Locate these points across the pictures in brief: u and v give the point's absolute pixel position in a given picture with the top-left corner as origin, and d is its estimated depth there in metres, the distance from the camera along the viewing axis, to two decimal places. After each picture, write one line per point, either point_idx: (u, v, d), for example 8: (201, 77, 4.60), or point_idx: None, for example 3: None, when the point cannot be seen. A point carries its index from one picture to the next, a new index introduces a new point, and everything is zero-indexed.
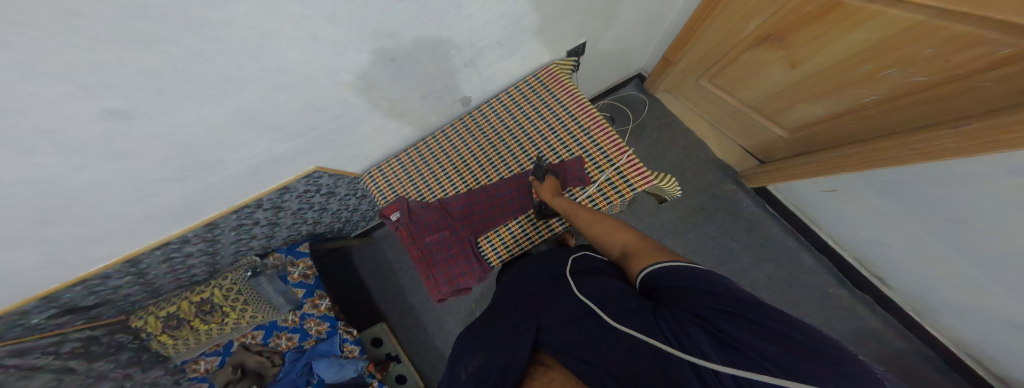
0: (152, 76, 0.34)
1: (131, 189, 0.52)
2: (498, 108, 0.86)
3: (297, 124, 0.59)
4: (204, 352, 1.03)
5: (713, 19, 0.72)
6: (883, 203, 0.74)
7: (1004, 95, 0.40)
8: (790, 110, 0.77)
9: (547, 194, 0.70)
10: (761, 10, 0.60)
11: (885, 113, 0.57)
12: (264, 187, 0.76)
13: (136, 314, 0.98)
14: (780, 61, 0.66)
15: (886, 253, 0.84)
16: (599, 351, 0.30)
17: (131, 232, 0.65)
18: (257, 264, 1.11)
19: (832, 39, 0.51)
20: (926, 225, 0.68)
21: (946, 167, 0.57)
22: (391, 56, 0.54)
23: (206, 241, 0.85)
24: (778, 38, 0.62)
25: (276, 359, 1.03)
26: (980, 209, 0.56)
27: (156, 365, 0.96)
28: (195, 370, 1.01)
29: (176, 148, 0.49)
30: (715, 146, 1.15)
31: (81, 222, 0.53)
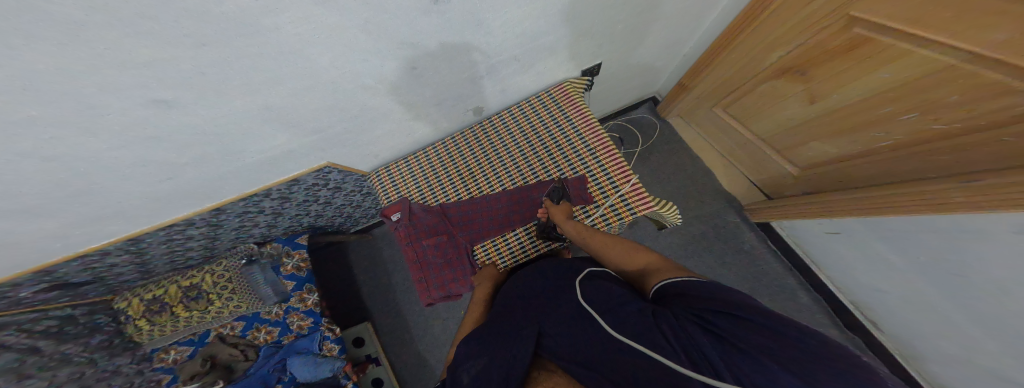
0: (199, 73, 0.35)
1: (148, 176, 0.52)
2: (509, 119, 0.86)
3: (316, 122, 0.59)
4: (177, 340, 0.97)
5: (734, 49, 0.73)
6: (887, 252, 0.71)
7: (1017, 153, 0.39)
8: (803, 147, 0.77)
9: (561, 217, 0.68)
10: (785, 42, 0.61)
11: (898, 159, 0.56)
12: (275, 178, 0.75)
13: (123, 296, 0.98)
14: (800, 95, 0.66)
15: (883, 301, 0.82)
16: (596, 358, 0.29)
17: (128, 219, 0.64)
18: (255, 252, 1.08)
19: (855, 75, 0.51)
20: (925, 276, 0.66)
21: (943, 220, 0.56)
22: (413, 64, 0.54)
23: (211, 224, 0.83)
24: (801, 71, 0.62)
25: (250, 353, 0.97)
26: (973, 264, 0.55)
27: (124, 351, 0.91)
28: (162, 359, 0.94)
29: (212, 138, 0.49)
30: (720, 176, 1.14)
31: (92, 204, 0.53)
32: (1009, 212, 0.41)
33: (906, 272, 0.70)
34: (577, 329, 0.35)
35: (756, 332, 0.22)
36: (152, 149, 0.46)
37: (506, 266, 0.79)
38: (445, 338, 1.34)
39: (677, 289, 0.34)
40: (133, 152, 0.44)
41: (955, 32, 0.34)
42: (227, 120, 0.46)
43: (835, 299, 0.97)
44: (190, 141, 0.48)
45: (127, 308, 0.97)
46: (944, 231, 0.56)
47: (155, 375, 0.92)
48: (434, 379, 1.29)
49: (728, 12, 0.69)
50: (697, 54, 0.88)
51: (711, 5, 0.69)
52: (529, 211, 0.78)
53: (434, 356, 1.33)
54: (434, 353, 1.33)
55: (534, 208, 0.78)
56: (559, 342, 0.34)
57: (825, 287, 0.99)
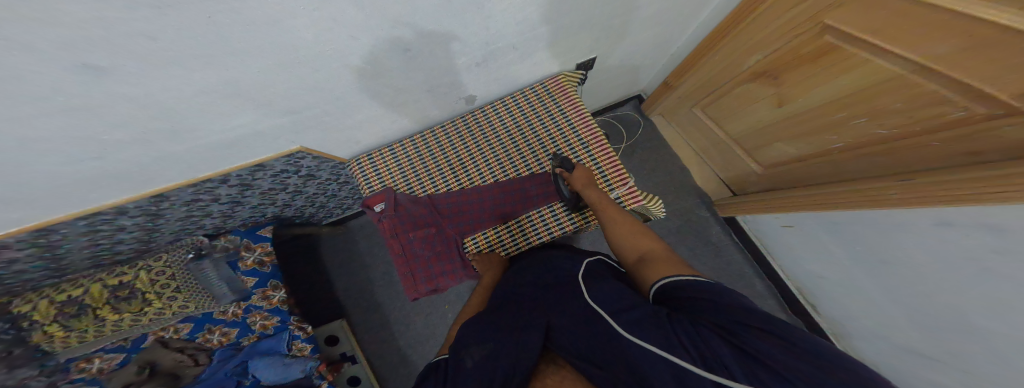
0: (150, 38, 0.30)
1: (77, 156, 0.44)
2: (500, 108, 0.85)
3: (290, 102, 0.54)
4: (102, 347, 0.85)
5: (718, 51, 0.77)
6: (830, 243, 0.82)
7: (947, 154, 0.46)
8: (767, 147, 0.85)
9: (578, 184, 0.69)
10: (763, 47, 0.65)
11: (846, 160, 0.64)
12: (239, 162, 0.68)
13: (23, 297, 0.80)
14: (770, 98, 0.72)
15: (823, 286, 0.95)
16: (608, 358, 0.33)
17: (47, 203, 0.54)
18: (205, 245, 0.98)
19: (820, 81, 0.57)
20: (858, 263, 0.77)
21: (878, 215, 0.65)
22: (406, 46, 0.51)
23: (149, 214, 0.74)
24: (775, 75, 0.67)
25: (202, 358, 0.92)
26: (901, 252, 0.64)
27: (30, 362, 0.76)
28: (83, 369, 0.83)
29: (150, 110, 0.42)
30: (694, 174, 1.23)
31: (5, 188, 0.44)
32: (933, 206, 0.48)
33: (844, 261, 0.80)
34: (586, 327, 0.39)
35: (772, 342, 0.24)
36: (87, 126, 0.39)
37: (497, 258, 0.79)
38: (426, 332, 1.32)
39: (682, 288, 0.36)
40: (53, 125, 0.36)
41: (911, 45, 0.39)
42: (182, 91, 0.40)
43: (784, 285, 1.10)
44: (137, 117, 0.42)
45: (31, 312, 0.79)
46: (878, 225, 0.65)
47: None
48: (415, 374, 1.28)
49: (715, 17, 0.74)
50: (683, 54, 0.93)
51: (703, 7, 0.73)
52: (521, 203, 0.78)
53: (415, 351, 1.30)
54: (415, 348, 1.31)
55: (525, 200, 0.78)
56: (572, 339, 0.38)
57: (776, 274, 1.12)
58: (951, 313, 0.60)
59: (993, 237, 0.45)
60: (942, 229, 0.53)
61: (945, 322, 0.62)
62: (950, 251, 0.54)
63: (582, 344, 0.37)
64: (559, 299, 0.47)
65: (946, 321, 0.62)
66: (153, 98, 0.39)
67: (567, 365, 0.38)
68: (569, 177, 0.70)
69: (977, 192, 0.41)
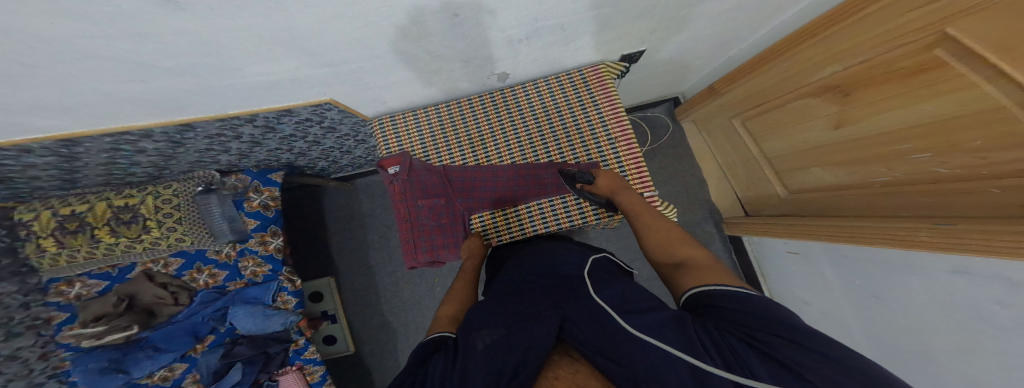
0: None
1: (123, 84, 0.44)
2: (532, 90, 0.82)
3: (334, 54, 0.51)
4: (86, 272, 0.89)
5: (788, 57, 0.72)
6: (830, 274, 0.83)
7: (1000, 206, 0.44)
8: (802, 172, 0.84)
9: (607, 189, 0.70)
10: (845, 57, 0.58)
11: (881, 196, 0.64)
12: (268, 105, 0.65)
13: (30, 205, 0.85)
14: (827, 118, 0.68)
15: (803, 314, 0.97)
16: (626, 356, 0.31)
17: (43, 122, 0.51)
18: (215, 180, 0.97)
19: (894, 107, 0.53)
20: (850, 301, 0.78)
21: (895, 254, 0.63)
22: (457, 11, 0.47)
23: (170, 141, 0.72)
24: (846, 91, 0.62)
25: (182, 297, 0.93)
26: (899, 295, 0.64)
27: (12, 276, 0.81)
28: (60, 293, 0.87)
29: (206, 47, 0.40)
30: (711, 187, 1.24)
31: (21, 99, 0.42)
32: (963, 254, 0.47)
33: (836, 295, 0.82)
34: (600, 323, 0.39)
35: (817, 362, 0.22)
36: (120, 60, 0.38)
37: (502, 240, 0.81)
38: (414, 301, 1.34)
39: (714, 295, 0.36)
40: (84, 45, 0.33)
41: None
42: (230, 34, 0.38)
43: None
44: (177, 58, 0.41)
45: (34, 223, 0.85)
46: (887, 263, 0.65)
47: (48, 311, 0.86)
48: (394, 339, 1.33)
49: (806, 15, 0.67)
50: (744, 58, 0.89)
51: (776, 10, 0.68)
52: (534, 189, 0.78)
53: (400, 317, 1.34)
54: (401, 315, 1.34)
55: (538, 187, 0.77)
56: (583, 332, 0.38)
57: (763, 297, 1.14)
58: (917, 361, 0.61)
59: (999, 297, 0.44)
60: (957, 279, 0.51)
61: (907, 367, 0.64)
62: (953, 301, 0.53)
63: (597, 341, 0.36)
64: (570, 293, 0.48)
65: (907, 368, 0.64)
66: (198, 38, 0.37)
67: (580, 358, 0.37)
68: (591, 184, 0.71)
69: (1002, 247, 0.40)
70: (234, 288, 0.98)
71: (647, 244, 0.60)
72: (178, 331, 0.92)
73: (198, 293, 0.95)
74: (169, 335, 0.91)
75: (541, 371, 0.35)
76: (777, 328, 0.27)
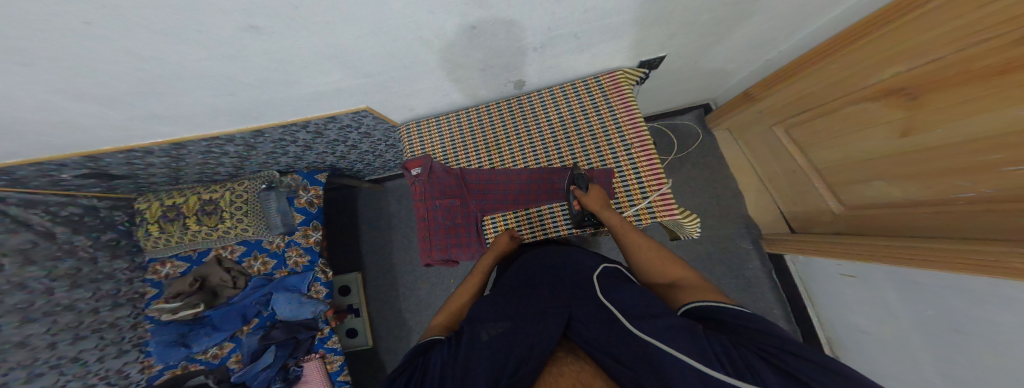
0: (293, 7, 0.34)
1: (216, 98, 0.55)
2: (548, 97, 0.84)
3: (369, 66, 0.57)
4: (176, 254, 1.12)
5: (839, 57, 0.65)
6: (894, 301, 0.71)
7: None
8: (862, 185, 0.74)
9: (594, 205, 0.64)
10: (907, 57, 0.52)
11: (961, 216, 0.55)
12: (313, 113, 0.74)
13: (147, 197, 1.12)
14: (893, 125, 0.60)
15: (860, 346, 0.83)
16: (633, 358, 0.31)
17: (151, 130, 0.65)
18: (275, 179, 1.13)
19: (968, 113, 0.46)
20: (920, 337, 0.65)
21: (973, 282, 0.53)
22: (474, 23, 0.50)
23: (246, 145, 0.85)
24: (912, 93, 0.54)
25: (239, 282, 1.09)
26: (972, 327, 0.54)
27: (127, 254, 1.12)
28: (153, 272, 1.16)
29: (275, 63, 0.48)
30: (750, 201, 1.16)
31: (130, 111, 0.54)
32: None
33: (903, 327, 0.69)
34: (609, 325, 0.38)
35: (826, 375, 0.22)
36: (206, 77, 0.47)
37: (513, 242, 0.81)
38: (429, 300, 1.40)
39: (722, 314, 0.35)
40: (169, 60, 0.41)
41: None
42: (284, 54, 0.45)
43: (811, 332, 1.01)
44: (248, 76, 0.50)
45: (147, 211, 1.10)
46: (959, 290, 0.55)
47: (144, 287, 1.14)
48: (409, 338, 1.38)
49: (849, 16, 0.61)
50: (780, 63, 0.83)
51: (818, 11, 0.62)
52: (545, 194, 0.79)
53: (418, 315, 1.40)
54: (419, 313, 1.40)
55: (550, 191, 0.79)
56: (591, 333, 0.38)
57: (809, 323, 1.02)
58: None
59: None
60: None
61: None
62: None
63: (606, 340, 0.36)
64: (574, 296, 0.48)
65: None
66: (268, 55, 0.44)
67: (586, 357, 0.37)
68: (581, 197, 0.65)
69: None
70: (280, 276, 1.12)
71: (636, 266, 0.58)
72: (232, 313, 1.07)
73: (252, 278, 1.11)
74: (224, 316, 1.06)
75: (546, 367, 0.36)
76: (790, 344, 0.26)
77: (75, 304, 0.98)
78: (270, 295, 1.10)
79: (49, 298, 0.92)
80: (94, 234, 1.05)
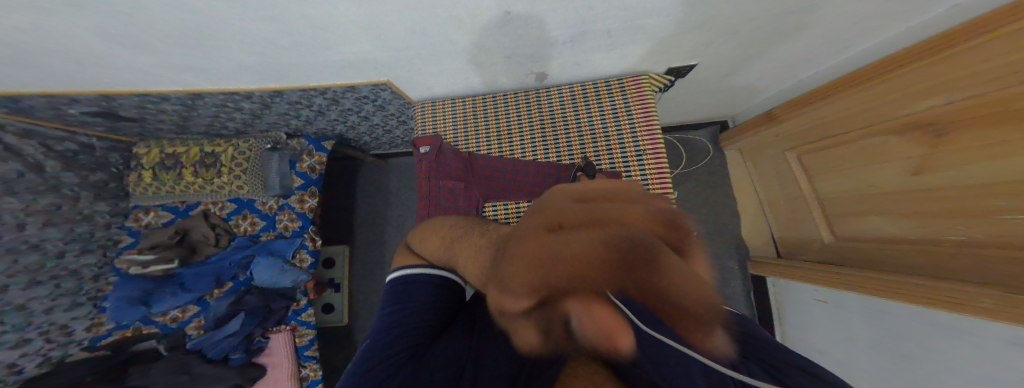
0: None
1: (238, 49, 0.54)
2: (568, 93, 0.83)
3: (398, 41, 0.56)
4: (160, 204, 1.13)
5: (873, 86, 0.65)
6: (858, 327, 0.75)
7: None
8: (858, 218, 0.77)
9: None
10: (950, 90, 0.51)
11: (945, 256, 0.58)
12: (338, 80, 0.73)
13: (146, 143, 1.11)
14: (908, 161, 0.61)
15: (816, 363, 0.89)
16: None
17: (163, 75, 0.63)
18: (281, 141, 1.12)
19: (990, 158, 0.46)
20: (874, 361, 0.70)
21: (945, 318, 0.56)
22: (509, 8, 0.49)
23: (261, 104, 0.84)
24: (939, 131, 0.55)
25: (222, 240, 1.09)
26: (933, 361, 0.57)
27: (112, 198, 1.11)
28: (134, 220, 1.15)
29: (305, 26, 0.47)
30: (748, 223, 1.18)
31: (144, 51, 0.53)
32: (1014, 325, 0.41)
33: (858, 351, 0.74)
34: None
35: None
36: (233, 24, 0.46)
37: None
38: None
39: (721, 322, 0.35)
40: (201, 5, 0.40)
41: None
42: (315, 17, 0.45)
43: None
44: (276, 34, 0.49)
45: (144, 156, 1.11)
46: (926, 324, 0.59)
47: (120, 234, 1.13)
48: None
49: (910, 36, 0.58)
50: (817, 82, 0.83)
51: (871, 29, 0.61)
52: (548, 188, 0.79)
53: None
54: None
55: (555, 186, 0.79)
56: None
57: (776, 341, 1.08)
58: None
59: None
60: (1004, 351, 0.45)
61: None
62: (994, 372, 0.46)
63: None
64: None
65: None
66: (298, 15, 0.44)
67: None
68: (585, 183, 0.71)
69: None
70: (266, 238, 1.13)
71: None
72: (207, 273, 1.09)
73: (236, 238, 1.12)
74: (198, 276, 1.08)
75: None
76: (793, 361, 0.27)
77: (44, 245, 0.96)
78: (250, 259, 1.12)
79: (17, 233, 0.91)
80: (83, 172, 1.04)
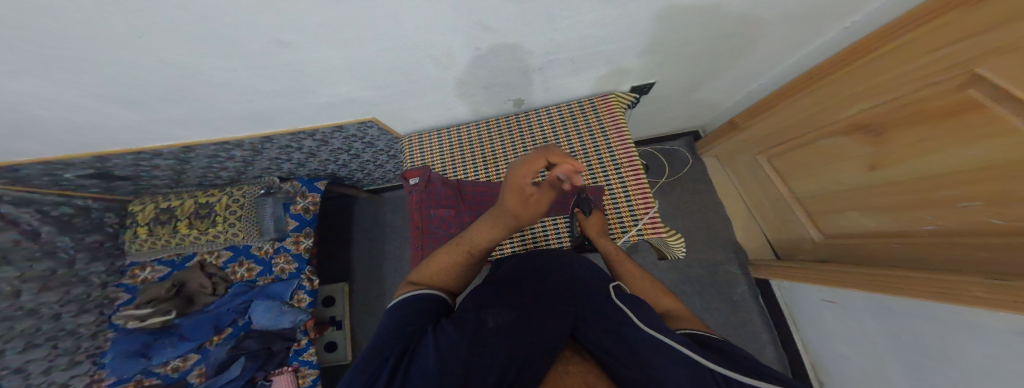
0: (318, 24, 0.39)
1: (231, 99, 0.58)
2: (544, 116, 0.88)
3: (380, 79, 0.61)
4: (155, 259, 1.12)
5: (812, 92, 0.71)
6: (871, 327, 0.72)
7: None
8: (837, 215, 0.77)
9: (593, 232, 0.71)
10: (874, 94, 0.57)
11: (932, 246, 0.57)
12: (325, 121, 0.77)
13: (141, 200, 1.13)
14: (860, 159, 0.65)
15: (844, 371, 0.83)
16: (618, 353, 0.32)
17: (160, 131, 0.67)
18: (274, 186, 1.14)
19: (934, 148, 0.49)
20: (896, 362, 0.66)
21: (947, 310, 0.54)
22: (478, 45, 0.54)
23: (252, 150, 0.88)
24: (876, 131, 0.59)
25: (219, 288, 1.07)
26: (951, 358, 0.54)
27: (107, 258, 1.10)
28: (131, 276, 1.12)
29: (293, 73, 0.52)
30: (738, 228, 1.18)
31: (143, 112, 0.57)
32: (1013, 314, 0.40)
33: (881, 355, 0.70)
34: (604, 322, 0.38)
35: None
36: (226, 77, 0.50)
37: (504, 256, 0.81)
38: None
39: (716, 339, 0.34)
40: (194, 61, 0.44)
41: None
42: (298, 65, 0.49)
43: (799, 361, 1.00)
44: (264, 81, 0.53)
45: (139, 213, 1.12)
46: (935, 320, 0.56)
47: (117, 292, 1.11)
48: None
49: (822, 51, 0.67)
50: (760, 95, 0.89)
51: (792, 48, 0.69)
52: None
53: None
54: None
55: (544, 205, 0.78)
56: (592, 332, 0.36)
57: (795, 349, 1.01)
58: None
59: None
60: (1011, 342, 0.43)
61: None
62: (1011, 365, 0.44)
63: (603, 341, 0.34)
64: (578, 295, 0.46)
65: None
66: (285, 64, 0.48)
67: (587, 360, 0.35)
68: (584, 223, 0.72)
69: None
70: (263, 283, 1.10)
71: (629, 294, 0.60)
72: (205, 322, 1.03)
73: (232, 285, 1.09)
74: (196, 324, 1.03)
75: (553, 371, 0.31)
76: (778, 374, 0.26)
77: (39, 308, 0.95)
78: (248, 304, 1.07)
79: (14, 300, 0.90)
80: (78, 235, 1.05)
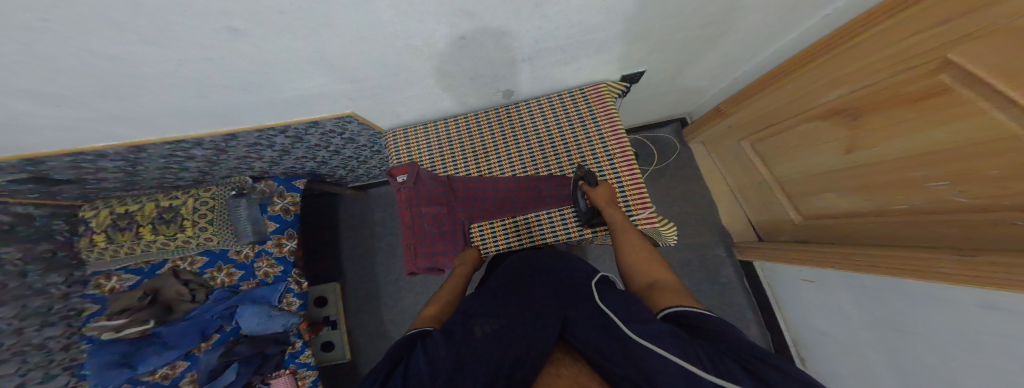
0: (280, 11, 0.35)
1: (185, 95, 0.52)
2: (535, 106, 0.86)
3: (356, 71, 0.56)
4: (122, 267, 1.02)
5: (794, 78, 0.72)
6: (849, 303, 0.76)
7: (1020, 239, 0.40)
8: (817, 197, 0.81)
9: (601, 200, 0.69)
10: (852, 80, 0.58)
11: (899, 225, 0.61)
12: (296, 117, 0.72)
13: (92, 204, 1.02)
14: (839, 142, 0.67)
15: (825, 345, 0.88)
16: (613, 353, 0.31)
17: (104, 131, 0.60)
18: (247, 186, 1.07)
19: (907, 132, 0.51)
20: (871, 334, 0.71)
21: (916, 285, 0.58)
22: (462, 34, 0.51)
23: (215, 149, 0.81)
24: (854, 114, 0.61)
25: (199, 295, 0.99)
26: (920, 328, 0.58)
27: (64, 268, 0.97)
28: (98, 287, 1.01)
29: (257, 65, 0.47)
30: (723, 213, 1.23)
31: (77, 109, 0.49)
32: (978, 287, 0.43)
33: (857, 328, 0.74)
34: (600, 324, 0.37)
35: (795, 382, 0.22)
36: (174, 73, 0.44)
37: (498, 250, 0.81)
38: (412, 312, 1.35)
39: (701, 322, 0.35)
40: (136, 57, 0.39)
41: None
42: (262, 57, 0.45)
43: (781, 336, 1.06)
44: (222, 75, 0.48)
45: (92, 220, 1.01)
46: (907, 294, 0.60)
47: (82, 302, 0.99)
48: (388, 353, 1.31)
49: (811, 36, 0.67)
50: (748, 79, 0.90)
51: (778, 33, 0.69)
52: (530, 201, 0.80)
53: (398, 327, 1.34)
54: (399, 325, 1.34)
55: (536, 199, 0.80)
56: (589, 334, 0.35)
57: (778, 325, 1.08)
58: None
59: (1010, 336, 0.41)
60: (976, 312, 0.46)
61: None
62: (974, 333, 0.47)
63: (599, 341, 0.34)
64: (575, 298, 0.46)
65: None
66: (246, 56, 0.44)
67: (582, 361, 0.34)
68: (589, 191, 0.70)
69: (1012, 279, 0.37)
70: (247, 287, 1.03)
71: (625, 263, 0.60)
72: (188, 330, 0.96)
73: (213, 291, 1.02)
74: (179, 332, 0.95)
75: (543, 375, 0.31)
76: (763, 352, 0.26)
77: None
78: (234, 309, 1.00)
79: None
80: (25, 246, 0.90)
